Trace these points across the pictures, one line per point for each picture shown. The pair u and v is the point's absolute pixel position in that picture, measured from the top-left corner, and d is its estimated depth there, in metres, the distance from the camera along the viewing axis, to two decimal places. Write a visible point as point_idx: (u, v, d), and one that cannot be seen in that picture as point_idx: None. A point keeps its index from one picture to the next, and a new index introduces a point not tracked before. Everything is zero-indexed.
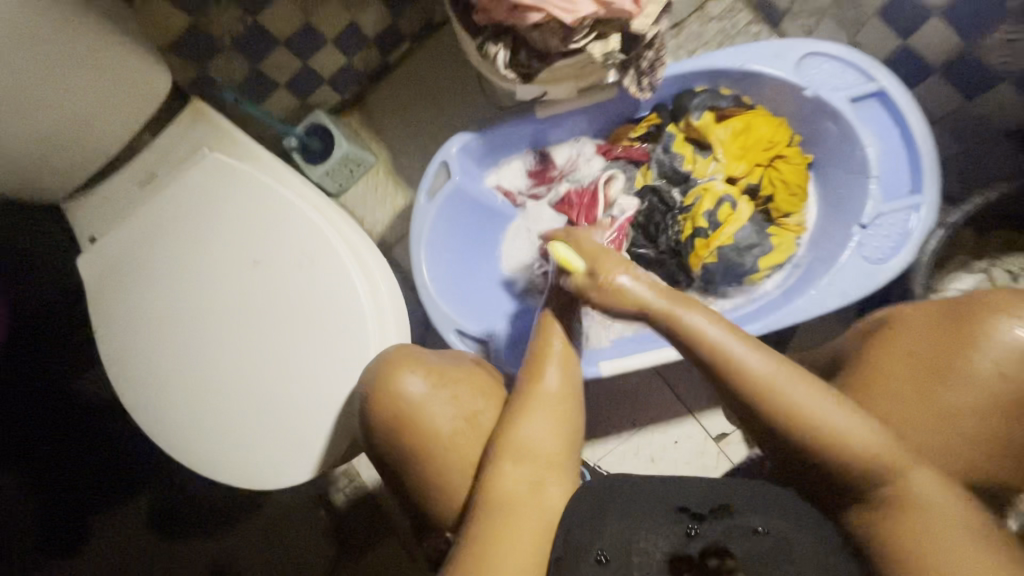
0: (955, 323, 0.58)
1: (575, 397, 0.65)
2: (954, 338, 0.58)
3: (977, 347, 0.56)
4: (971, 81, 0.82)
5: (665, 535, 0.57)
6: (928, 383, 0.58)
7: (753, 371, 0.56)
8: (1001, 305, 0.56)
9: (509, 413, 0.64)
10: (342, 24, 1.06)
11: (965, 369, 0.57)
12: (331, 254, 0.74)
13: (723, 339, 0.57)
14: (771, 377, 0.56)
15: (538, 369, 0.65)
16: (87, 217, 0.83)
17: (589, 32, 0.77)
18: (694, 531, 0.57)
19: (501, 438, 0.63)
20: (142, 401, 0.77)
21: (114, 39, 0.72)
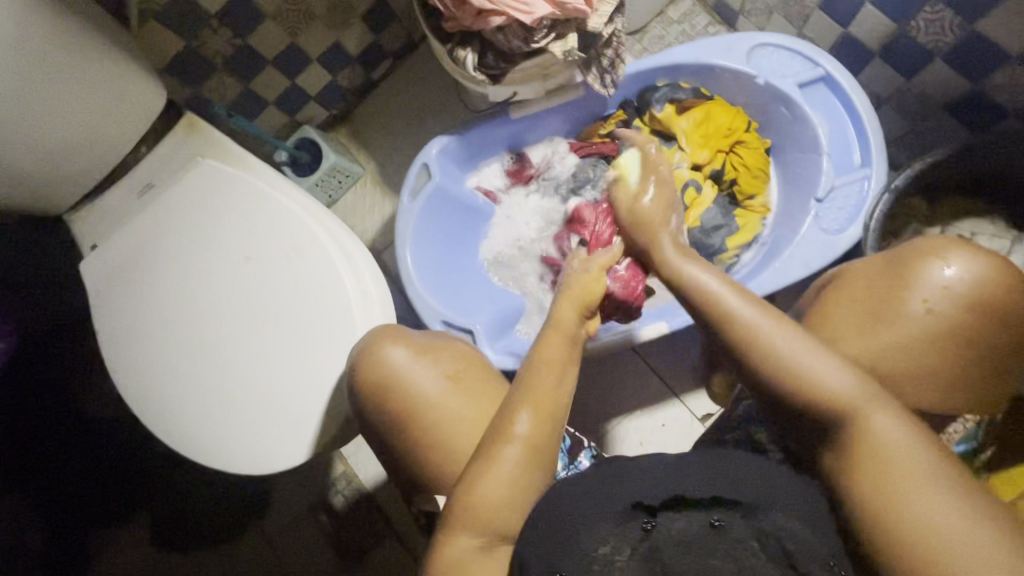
0: (897, 269, 0.62)
1: (545, 451, 0.63)
2: (890, 284, 0.62)
3: (911, 288, 0.60)
4: (909, 61, 0.88)
5: (624, 537, 0.54)
6: (869, 327, 0.62)
7: (739, 318, 0.62)
8: (935, 252, 0.61)
9: (470, 474, 0.62)
10: (326, 43, 1.13)
11: (899, 310, 0.61)
12: (319, 247, 0.79)
13: (719, 290, 0.64)
14: (757, 326, 0.61)
15: (511, 417, 0.63)
16: (89, 227, 0.88)
17: (548, 32, 0.83)
18: (650, 526, 0.55)
19: (458, 502, 0.61)
20: (141, 396, 0.80)
21: (113, 58, 0.78)
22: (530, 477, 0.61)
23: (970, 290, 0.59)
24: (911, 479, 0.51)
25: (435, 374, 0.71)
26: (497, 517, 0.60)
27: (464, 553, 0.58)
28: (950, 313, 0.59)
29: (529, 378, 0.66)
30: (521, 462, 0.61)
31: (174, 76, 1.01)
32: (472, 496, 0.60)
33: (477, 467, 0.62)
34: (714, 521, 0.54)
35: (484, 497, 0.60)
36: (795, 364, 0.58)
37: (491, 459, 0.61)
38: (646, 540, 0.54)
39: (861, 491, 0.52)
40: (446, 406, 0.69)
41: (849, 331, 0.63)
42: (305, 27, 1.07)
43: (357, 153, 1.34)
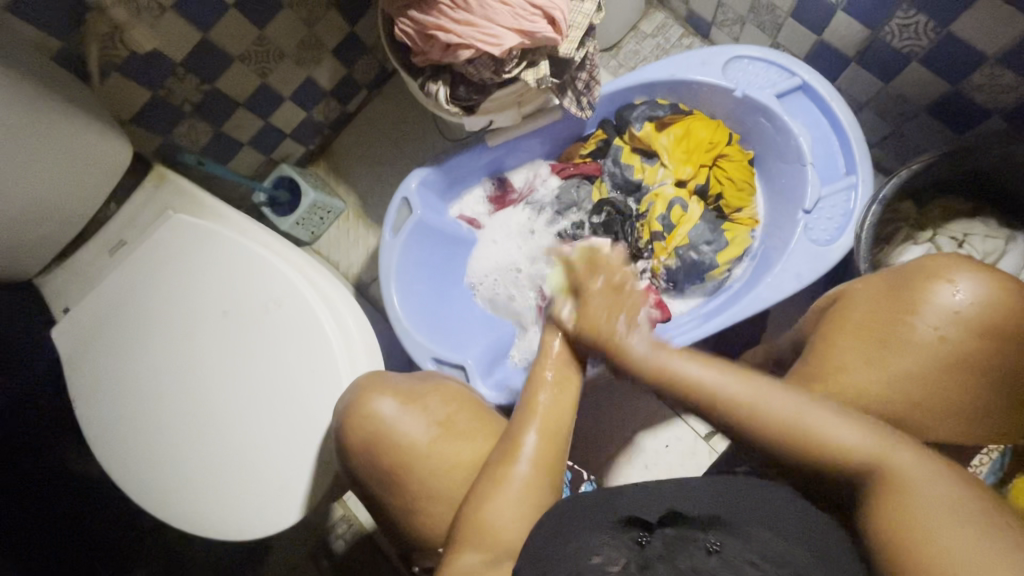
0: (903, 292, 0.61)
1: (555, 464, 0.63)
2: (898, 307, 0.60)
3: (918, 312, 0.59)
4: (887, 65, 0.87)
5: (620, 548, 0.53)
6: (879, 354, 0.60)
7: (723, 391, 0.58)
8: (943, 273, 0.59)
9: (479, 487, 0.62)
10: (298, 80, 1.11)
11: (910, 337, 0.59)
12: (297, 296, 0.77)
13: (702, 369, 0.59)
14: (743, 396, 0.58)
15: (516, 438, 0.63)
16: (60, 290, 0.85)
17: (520, 61, 0.82)
18: (645, 541, 0.54)
19: (466, 515, 0.61)
20: (120, 464, 0.77)
21: (73, 117, 0.76)
22: (537, 495, 0.61)
23: (980, 314, 0.57)
24: (934, 521, 0.47)
25: (426, 420, 0.68)
26: (504, 536, 0.59)
27: (468, 571, 0.57)
28: (962, 338, 0.57)
29: (530, 395, 0.66)
30: (529, 481, 0.61)
31: (142, 126, 0.99)
32: (478, 516, 0.60)
33: (484, 490, 0.61)
34: (712, 546, 0.51)
35: (493, 513, 0.60)
36: (798, 426, 0.56)
37: (497, 480, 0.61)
38: (640, 553, 0.52)
39: (893, 536, 0.49)
40: (442, 453, 0.67)
41: (855, 356, 0.61)
42: (274, 67, 1.05)
43: (337, 187, 1.32)
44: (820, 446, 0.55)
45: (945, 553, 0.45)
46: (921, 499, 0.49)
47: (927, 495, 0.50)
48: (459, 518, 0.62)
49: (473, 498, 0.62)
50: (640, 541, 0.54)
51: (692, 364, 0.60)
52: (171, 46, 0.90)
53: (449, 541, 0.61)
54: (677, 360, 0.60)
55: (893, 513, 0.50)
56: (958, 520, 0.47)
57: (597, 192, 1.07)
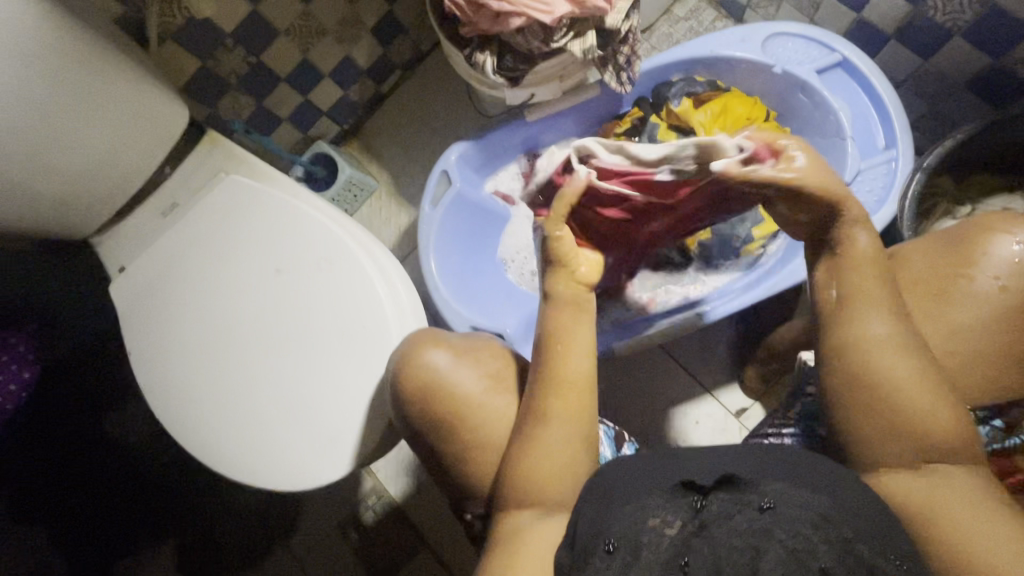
0: (958, 244, 0.62)
1: (586, 429, 0.62)
2: (954, 260, 0.62)
3: (977, 264, 0.60)
4: (926, 42, 0.88)
5: (673, 510, 0.52)
6: (933, 307, 0.61)
7: (863, 318, 0.57)
8: (1002, 226, 0.60)
9: (517, 446, 0.63)
10: (338, 57, 1.13)
11: (967, 288, 0.60)
12: (349, 255, 0.78)
13: (865, 253, 0.58)
14: (876, 329, 0.56)
15: (542, 400, 0.62)
16: (115, 251, 0.88)
17: (567, 32, 0.84)
18: (700, 504, 0.52)
19: (510, 475, 0.62)
20: (174, 418, 0.79)
21: (136, 78, 0.78)
22: (569, 456, 0.61)
23: None
24: (973, 519, 0.51)
25: (478, 372, 0.70)
26: (546, 495, 0.61)
27: (520, 526, 0.60)
28: (1021, 289, 0.58)
29: (552, 361, 0.62)
30: (563, 446, 0.61)
31: (191, 96, 1.01)
32: (518, 475, 0.61)
33: (521, 447, 0.62)
34: (765, 505, 0.51)
35: (532, 470, 0.61)
36: (915, 397, 0.55)
37: (531, 437, 0.62)
38: (696, 516, 0.51)
39: (926, 518, 0.52)
40: (489, 407, 0.68)
41: (912, 311, 0.62)
42: (316, 42, 1.07)
43: (370, 166, 1.33)
44: (918, 413, 0.54)
45: (966, 529, 0.50)
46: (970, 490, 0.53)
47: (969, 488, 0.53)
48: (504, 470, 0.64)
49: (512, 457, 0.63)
50: (695, 506, 0.52)
51: (870, 311, 0.57)
52: (222, 17, 0.92)
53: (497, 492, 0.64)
54: (863, 238, 0.58)
55: (941, 497, 0.53)
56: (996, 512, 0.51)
57: None
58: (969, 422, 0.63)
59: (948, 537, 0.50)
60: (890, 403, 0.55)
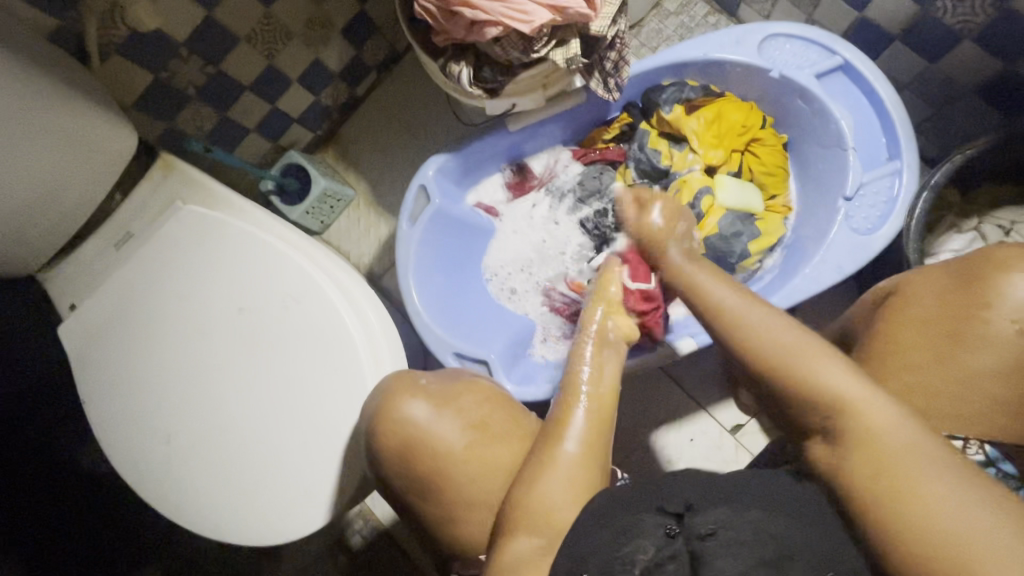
0: (969, 281, 0.58)
1: (601, 462, 0.60)
2: (965, 298, 0.57)
3: (991, 305, 0.56)
4: (933, 44, 0.82)
5: (648, 536, 0.52)
6: (946, 349, 0.57)
7: (745, 318, 0.56)
8: (1014, 262, 0.56)
9: (525, 478, 0.59)
10: (306, 62, 1.04)
11: (982, 330, 0.56)
12: (316, 292, 0.72)
13: (737, 306, 0.57)
14: (762, 326, 0.55)
15: (564, 417, 0.62)
16: (66, 286, 0.82)
17: (549, 40, 0.77)
18: (673, 532, 0.52)
19: (514, 509, 0.58)
20: (137, 468, 0.74)
21: (76, 101, 0.71)
22: (587, 477, 0.58)
23: None
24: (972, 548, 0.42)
25: (461, 423, 0.68)
26: (557, 518, 0.56)
27: (518, 553, 0.55)
28: None
29: (572, 386, 0.64)
30: (580, 467, 0.58)
31: (145, 111, 0.93)
32: (528, 498, 0.58)
33: (532, 471, 0.59)
34: (706, 530, 0.50)
35: (543, 494, 0.57)
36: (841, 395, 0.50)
37: (544, 461, 0.59)
38: (669, 543, 0.51)
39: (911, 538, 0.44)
40: (478, 455, 0.67)
41: (925, 358, 0.58)
42: (281, 48, 0.98)
43: (346, 175, 1.26)
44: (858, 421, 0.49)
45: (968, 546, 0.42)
46: (919, 461, 0.46)
47: (899, 440, 0.47)
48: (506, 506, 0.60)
49: (520, 490, 0.59)
50: (668, 535, 0.52)
51: (721, 291, 0.59)
52: (173, 26, 0.83)
53: (500, 528, 0.59)
54: (719, 291, 0.59)
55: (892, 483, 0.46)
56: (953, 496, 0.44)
57: (622, 177, 1.03)
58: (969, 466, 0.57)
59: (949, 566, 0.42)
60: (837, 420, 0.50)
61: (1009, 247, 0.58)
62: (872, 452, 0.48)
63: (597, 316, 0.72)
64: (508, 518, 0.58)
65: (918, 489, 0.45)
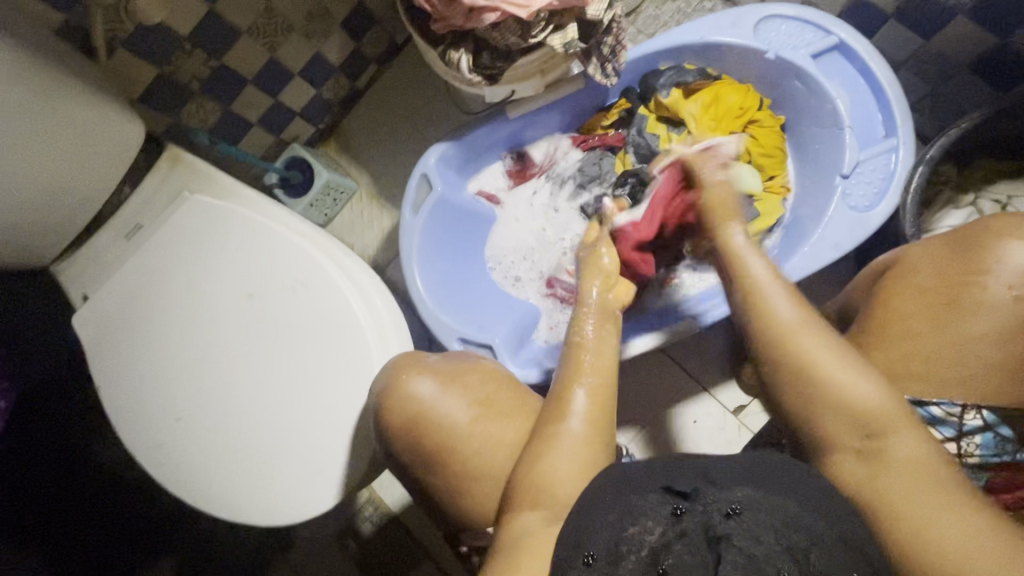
0: (968, 250, 0.59)
1: (604, 438, 0.61)
2: (964, 267, 0.58)
3: (990, 271, 0.56)
4: (927, 21, 0.83)
5: (655, 517, 0.50)
6: (945, 317, 0.58)
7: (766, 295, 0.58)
8: (1009, 230, 0.57)
9: (529, 455, 0.61)
10: (307, 54, 1.06)
11: (981, 299, 0.57)
12: (324, 277, 0.74)
13: (763, 277, 0.59)
14: (794, 311, 0.57)
15: (565, 395, 0.63)
16: (78, 278, 0.84)
17: (546, 25, 0.78)
18: (682, 509, 0.50)
19: (521, 485, 0.60)
20: (153, 453, 0.76)
21: (85, 95, 0.73)
22: (590, 453, 0.60)
23: None
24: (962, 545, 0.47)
25: (467, 400, 0.69)
26: (561, 494, 0.58)
27: (526, 528, 0.57)
28: None
29: (570, 368, 0.65)
30: (582, 442, 0.60)
31: (151, 105, 0.95)
32: (532, 475, 0.59)
33: (536, 449, 0.61)
34: (731, 509, 0.49)
35: (547, 471, 0.59)
36: (834, 382, 0.54)
37: (549, 438, 0.61)
38: (677, 522, 0.49)
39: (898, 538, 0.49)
40: (483, 431, 0.68)
41: (923, 327, 0.59)
42: (282, 41, 0.99)
43: (348, 167, 1.28)
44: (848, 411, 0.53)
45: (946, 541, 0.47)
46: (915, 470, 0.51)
47: (920, 468, 0.51)
48: (513, 482, 0.62)
49: (526, 467, 0.61)
50: (676, 512, 0.49)
51: (771, 285, 0.59)
52: (176, 20, 0.85)
53: (506, 503, 0.61)
54: (753, 261, 0.61)
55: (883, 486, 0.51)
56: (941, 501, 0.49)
57: (621, 164, 1.04)
58: (963, 431, 0.58)
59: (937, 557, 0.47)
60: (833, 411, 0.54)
61: (1003, 217, 0.59)
62: (905, 484, 0.51)
63: (594, 287, 0.73)
64: (516, 494, 0.60)
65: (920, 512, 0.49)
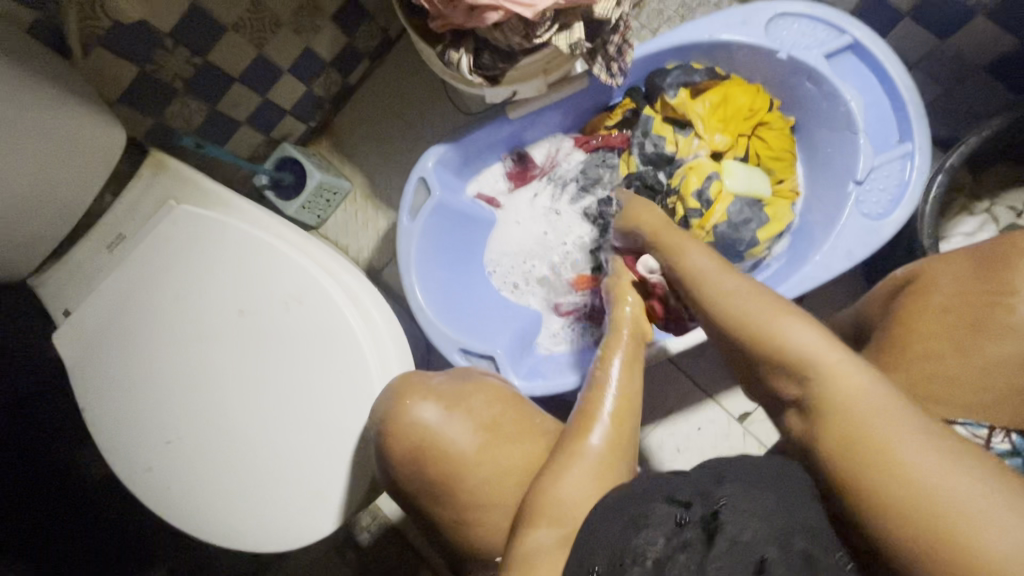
0: (991, 267, 0.57)
1: (623, 458, 0.59)
2: (986, 284, 0.57)
3: (1016, 291, 0.55)
4: (943, 23, 0.80)
5: (657, 526, 0.47)
6: (973, 339, 0.56)
7: (710, 281, 0.57)
8: None
9: (544, 474, 0.59)
10: (298, 50, 1.01)
11: (1009, 319, 0.54)
12: (318, 291, 0.70)
13: (703, 269, 0.58)
14: (723, 286, 0.55)
15: (591, 405, 0.61)
16: (58, 292, 0.80)
17: (552, 24, 0.74)
18: (683, 519, 0.46)
19: (533, 504, 0.57)
20: (141, 479, 0.73)
21: (62, 99, 0.68)
22: (610, 473, 0.58)
23: None
24: (891, 443, 0.41)
25: (472, 425, 0.67)
26: (577, 513, 0.55)
27: (540, 548, 0.54)
28: None
29: (601, 375, 0.65)
30: (605, 461, 0.58)
31: (132, 106, 0.90)
32: (550, 494, 0.56)
33: (554, 467, 0.58)
34: (720, 507, 0.45)
35: (565, 491, 0.56)
36: (752, 322, 0.51)
37: (567, 457, 0.58)
38: (679, 533, 0.45)
39: (832, 455, 0.44)
40: (491, 457, 0.66)
41: (947, 349, 0.57)
42: (270, 36, 0.94)
43: (341, 166, 1.23)
44: (772, 342, 0.49)
45: (881, 450, 0.41)
46: (858, 403, 0.44)
47: (858, 395, 0.44)
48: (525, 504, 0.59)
49: (539, 487, 0.58)
50: (679, 522, 0.46)
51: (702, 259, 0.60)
52: (156, 17, 0.79)
53: (517, 524, 0.58)
54: (698, 259, 0.60)
55: (820, 413, 0.46)
56: (892, 424, 0.42)
57: (625, 166, 1.00)
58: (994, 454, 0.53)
59: (862, 470, 0.42)
60: (762, 351, 0.50)
61: None
62: (836, 410, 0.45)
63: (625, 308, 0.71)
64: (527, 513, 0.57)
65: (880, 446, 0.41)
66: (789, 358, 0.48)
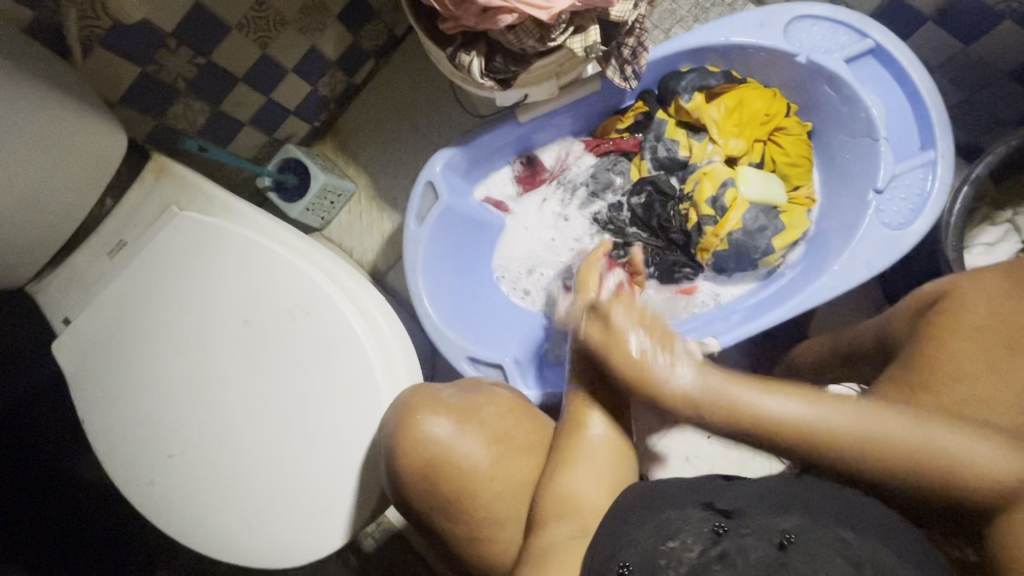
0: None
1: (623, 444, 0.62)
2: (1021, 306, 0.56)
3: None
4: (968, 27, 0.78)
5: (694, 534, 0.49)
6: (1005, 360, 0.55)
7: (779, 417, 0.50)
8: None
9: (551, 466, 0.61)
10: (303, 50, 0.98)
11: None
12: (324, 301, 0.68)
13: (726, 387, 0.51)
14: (794, 416, 0.50)
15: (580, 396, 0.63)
16: (58, 298, 0.78)
17: (566, 27, 0.72)
18: (722, 529, 0.48)
19: (545, 495, 0.59)
20: (143, 491, 0.71)
21: (61, 102, 0.66)
22: (614, 461, 0.60)
23: None
24: None
25: (484, 439, 0.66)
26: (587, 502, 0.57)
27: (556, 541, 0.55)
28: None
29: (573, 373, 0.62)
30: (607, 449, 0.60)
31: (133, 107, 0.88)
32: (558, 484, 0.59)
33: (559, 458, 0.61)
34: (783, 538, 0.47)
35: (574, 481, 0.59)
36: (867, 443, 0.49)
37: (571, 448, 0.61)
38: (718, 542, 0.47)
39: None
40: (503, 471, 0.65)
41: (979, 370, 0.55)
42: (275, 36, 0.92)
43: (346, 168, 1.21)
44: (899, 464, 0.48)
45: None
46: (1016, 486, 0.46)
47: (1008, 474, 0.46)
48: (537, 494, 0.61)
49: (549, 477, 0.61)
50: (717, 531, 0.48)
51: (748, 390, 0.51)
52: (159, 16, 0.77)
53: (532, 518, 0.59)
54: (733, 386, 0.52)
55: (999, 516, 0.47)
56: None
57: (637, 171, 0.98)
58: None
59: None
60: (891, 472, 0.48)
61: None
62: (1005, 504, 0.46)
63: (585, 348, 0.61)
64: (540, 505, 0.58)
65: None
66: (929, 475, 0.48)
